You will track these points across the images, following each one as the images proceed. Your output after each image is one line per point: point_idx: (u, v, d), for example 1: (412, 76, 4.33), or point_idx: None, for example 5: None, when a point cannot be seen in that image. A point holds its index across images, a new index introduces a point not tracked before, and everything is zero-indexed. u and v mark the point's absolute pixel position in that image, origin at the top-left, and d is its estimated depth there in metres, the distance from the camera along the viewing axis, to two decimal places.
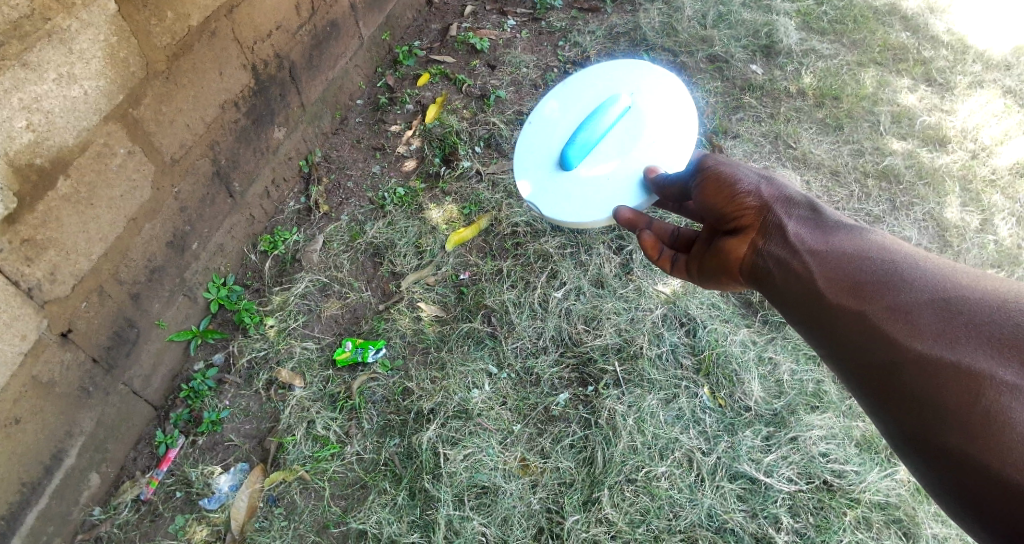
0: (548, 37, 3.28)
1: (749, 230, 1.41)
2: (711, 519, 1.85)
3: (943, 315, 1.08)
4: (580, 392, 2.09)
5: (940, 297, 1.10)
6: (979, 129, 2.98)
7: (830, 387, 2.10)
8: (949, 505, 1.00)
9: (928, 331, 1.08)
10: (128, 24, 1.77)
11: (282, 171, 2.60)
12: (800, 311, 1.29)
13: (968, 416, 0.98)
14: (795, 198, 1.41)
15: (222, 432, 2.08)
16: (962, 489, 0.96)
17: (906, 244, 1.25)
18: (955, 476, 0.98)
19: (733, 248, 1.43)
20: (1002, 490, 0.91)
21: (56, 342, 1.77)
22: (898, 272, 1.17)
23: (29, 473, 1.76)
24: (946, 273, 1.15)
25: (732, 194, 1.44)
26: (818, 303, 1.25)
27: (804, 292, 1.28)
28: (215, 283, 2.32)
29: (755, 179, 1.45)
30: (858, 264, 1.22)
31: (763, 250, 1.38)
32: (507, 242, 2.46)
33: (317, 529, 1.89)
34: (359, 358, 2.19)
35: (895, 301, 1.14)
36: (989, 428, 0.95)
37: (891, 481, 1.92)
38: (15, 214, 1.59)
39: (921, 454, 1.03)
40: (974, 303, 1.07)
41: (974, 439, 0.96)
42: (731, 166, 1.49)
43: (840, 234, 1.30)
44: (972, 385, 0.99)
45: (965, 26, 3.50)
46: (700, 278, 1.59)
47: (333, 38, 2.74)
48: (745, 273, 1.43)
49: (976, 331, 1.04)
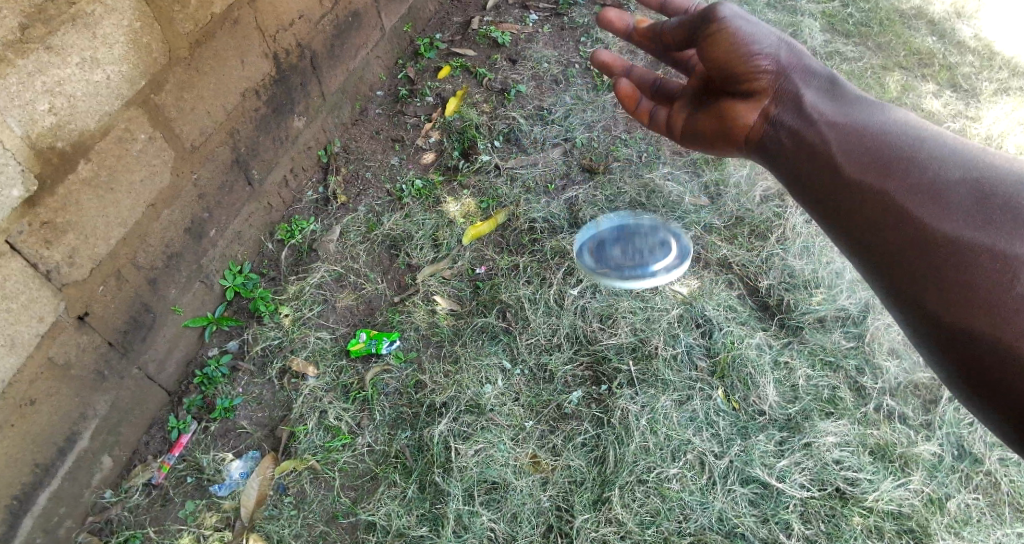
0: (570, 32, 3.26)
1: (761, 96, 1.52)
2: (722, 522, 1.84)
3: (966, 190, 1.18)
4: (593, 391, 2.08)
5: (964, 171, 1.20)
6: (1004, 137, 2.94)
7: (845, 394, 2.07)
8: (946, 374, 1.13)
9: (951, 206, 1.17)
10: (152, 10, 1.78)
11: (300, 160, 2.60)
12: (811, 178, 1.41)
13: (969, 278, 1.10)
14: (816, 71, 1.50)
15: (234, 420, 2.09)
16: (955, 338, 1.10)
17: (928, 123, 1.35)
18: (958, 348, 1.09)
19: (745, 115, 1.56)
20: (991, 343, 1.04)
21: (73, 325, 1.78)
22: (922, 149, 1.27)
23: (43, 454, 1.78)
24: (970, 153, 1.24)
25: (746, 58, 1.51)
26: (835, 166, 1.36)
27: (820, 158, 1.40)
28: (232, 271, 2.33)
29: (775, 44, 1.52)
30: (879, 140, 1.32)
31: (777, 119, 1.50)
32: (523, 237, 2.45)
33: (327, 519, 1.90)
34: (373, 349, 2.19)
35: (911, 170, 1.24)
36: (986, 288, 1.07)
37: (905, 490, 1.90)
38: (36, 197, 1.60)
39: (919, 311, 1.17)
40: (998, 182, 1.16)
41: (981, 309, 1.07)
42: (745, 26, 1.51)
43: (859, 109, 1.41)
44: (988, 259, 1.09)
45: (992, 32, 3.44)
46: (690, 143, 1.77)
47: (354, 29, 2.73)
48: (754, 138, 1.57)
49: (996, 210, 1.13)
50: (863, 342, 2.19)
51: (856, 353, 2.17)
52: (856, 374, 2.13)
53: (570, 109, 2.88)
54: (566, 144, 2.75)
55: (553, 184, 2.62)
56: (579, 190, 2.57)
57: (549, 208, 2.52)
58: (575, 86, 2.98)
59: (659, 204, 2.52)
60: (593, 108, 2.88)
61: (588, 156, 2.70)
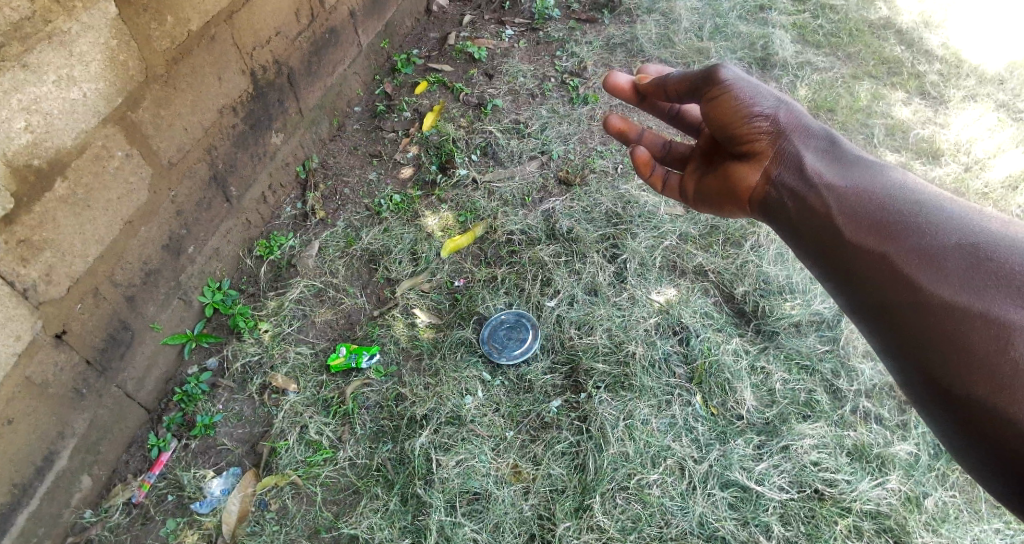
0: (546, 47, 3.31)
1: (762, 157, 1.53)
2: (703, 527, 1.86)
3: (969, 259, 1.19)
4: (572, 398, 2.09)
5: (968, 243, 1.21)
6: (973, 143, 3.01)
7: (822, 397, 2.10)
8: (955, 445, 1.13)
9: (955, 274, 1.18)
10: (129, 28, 1.79)
11: (279, 176, 2.61)
12: (813, 241, 1.42)
13: (980, 359, 1.10)
14: (815, 129, 1.52)
15: (214, 436, 2.08)
16: (967, 422, 1.09)
17: (929, 186, 1.37)
18: (967, 420, 1.10)
19: (746, 177, 1.56)
20: (1005, 429, 1.05)
21: (50, 343, 1.77)
22: (923, 211, 1.29)
23: (21, 474, 1.76)
24: (971, 217, 1.26)
25: (747, 118, 1.53)
26: (838, 235, 1.36)
27: (822, 225, 1.39)
28: (211, 288, 2.32)
29: (775, 105, 1.53)
30: (878, 202, 1.33)
31: (778, 179, 1.50)
32: (501, 249, 2.47)
33: (309, 534, 1.89)
34: (352, 363, 2.19)
35: (917, 241, 1.25)
36: (999, 372, 1.07)
37: (882, 490, 1.92)
38: (12, 215, 1.60)
39: (928, 388, 1.16)
40: (1002, 251, 1.18)
41: (990, 382, 1.08)
42: (746, 87, 1.54)
43: (859, 173, 1.41)
44: (996, 331, 1.10)
45: (959, 41, 3.53)
46: (691, 199, 1.77)
47: (332, 45, 2.75)
48: (754, 201, 1.57)
49: (1002, 280, 1.14)
50: (837, 345, 2.23)
51: (832, 356, 2.21)
52: (831, 377, 2.16)
53: (546, 122, 2.91)
54: (543, 157, 2.79)
55: (530, 196, 2.64)
56: (557, 201, 2.60)
57: (527, 220, 2.55)
58: (551, 100, 3.02)
59: (635, 214, 2.56)
60: (569, 121, 2.92)
61: (565, 168, 2.73)
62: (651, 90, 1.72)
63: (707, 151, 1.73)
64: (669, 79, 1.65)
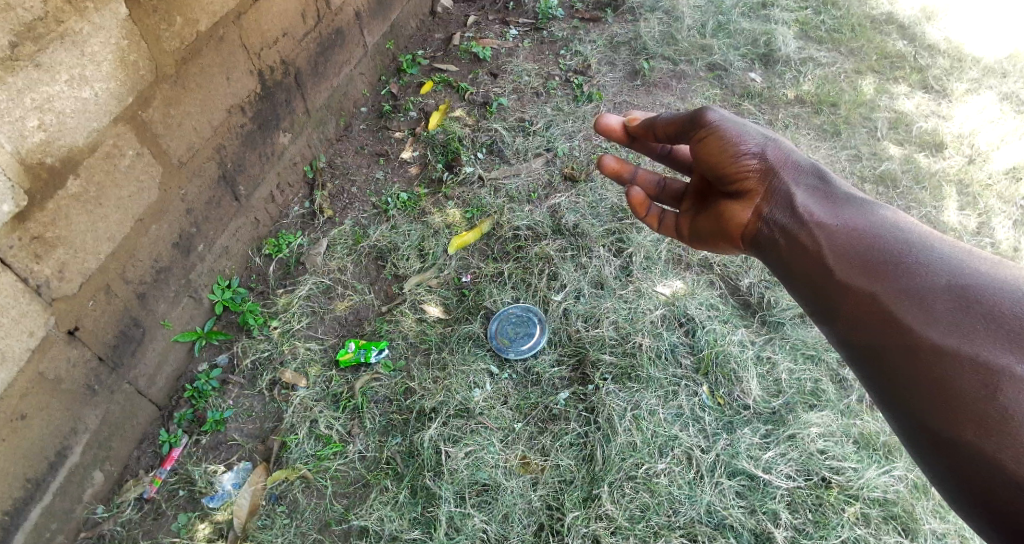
0: (550, 46, 3.34)
1: (753, 195, 1.54)
2: (711, 515, 1.87)
3: (957, 301, 1.18)
4: (579, 390, 2.11)
5: (956, 283, 1.20)
6: (975, 135, 3.01)
7: (828, 386, 2.12)
8: (948, 491, 1.12)
9: (943, 316, 1.18)
10: (139, 29, 1.82)
11: (287, 176, 2.64)
12: (805, 281, 1.42)
13: (966, 400, 1.10)
14: (804, 165, 1.52)
15: (225, 432, 2.10)
16: (955, 464, 1.09)
17: (919, 223, 1.37)
18: (955, 464, 1.09)
19: (737, 215, 1.57)
20: (991, 470, 1.04)
21: (63, 339, 1.80)
22: (913, 251, 1.28)
23: (34, 469, 1.78)
24: (961, 256, 1.26)
25: (735, 157, 1.54)
26: (828, 277, 1.36)
27: (814, 264, 1.40)
28: (220, 286, 2.35)
29: (762, 142, 1.54)
30: (868, 242, 1.34)
31: (769, 217, 1.51)
32: (508, 246, 2.49)
33: (320, 527, 1.91)
34: (361, 358, 2.21)
35: (905, 283, 1.25)
36: (987, 413, 1.07)
37: (889, 477, 1.93)
38: (25, 212, 1.63)
39: (917, 431, 1.16)
40: (992, 292, 1.17)
41: (978, 428, 1.07)
42: (733, 126, 1.57)
43: (850, 210, 1.42)
44: (984, 376, 1.10)
45: (961, 34, 3.54)
46: (690, 237, 1.76)
47: (337, 46, 2.78)
48: (747, 238, 1.57)
49: (990, 323, 1.14)
50: None
51: None
52: (836, 366, 2.19)
53: (551, 119, 2.94)
54: (548, 154, 2.81)
55: (536, 193, 2.66)
56: (563, 197, 2.62)
57: (533, 215, 2.56)
58: (556, 98, 3.05)
59: None
60: (573, 119, 2.94)
61: (570, 164, 2.75)
62: (640, 130, 1.74)
63: (700, 190, 1.74)
64: (658, 120, 1.68)
